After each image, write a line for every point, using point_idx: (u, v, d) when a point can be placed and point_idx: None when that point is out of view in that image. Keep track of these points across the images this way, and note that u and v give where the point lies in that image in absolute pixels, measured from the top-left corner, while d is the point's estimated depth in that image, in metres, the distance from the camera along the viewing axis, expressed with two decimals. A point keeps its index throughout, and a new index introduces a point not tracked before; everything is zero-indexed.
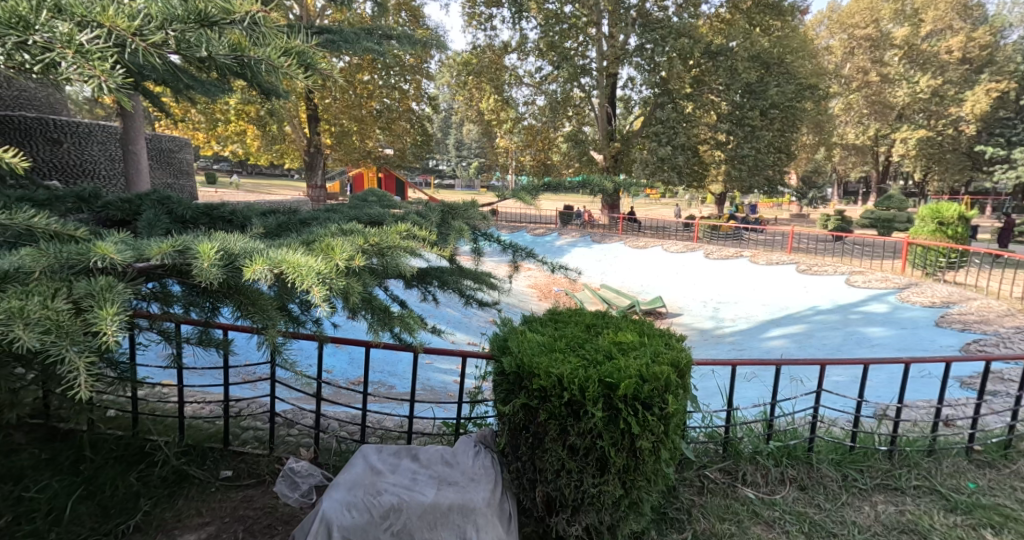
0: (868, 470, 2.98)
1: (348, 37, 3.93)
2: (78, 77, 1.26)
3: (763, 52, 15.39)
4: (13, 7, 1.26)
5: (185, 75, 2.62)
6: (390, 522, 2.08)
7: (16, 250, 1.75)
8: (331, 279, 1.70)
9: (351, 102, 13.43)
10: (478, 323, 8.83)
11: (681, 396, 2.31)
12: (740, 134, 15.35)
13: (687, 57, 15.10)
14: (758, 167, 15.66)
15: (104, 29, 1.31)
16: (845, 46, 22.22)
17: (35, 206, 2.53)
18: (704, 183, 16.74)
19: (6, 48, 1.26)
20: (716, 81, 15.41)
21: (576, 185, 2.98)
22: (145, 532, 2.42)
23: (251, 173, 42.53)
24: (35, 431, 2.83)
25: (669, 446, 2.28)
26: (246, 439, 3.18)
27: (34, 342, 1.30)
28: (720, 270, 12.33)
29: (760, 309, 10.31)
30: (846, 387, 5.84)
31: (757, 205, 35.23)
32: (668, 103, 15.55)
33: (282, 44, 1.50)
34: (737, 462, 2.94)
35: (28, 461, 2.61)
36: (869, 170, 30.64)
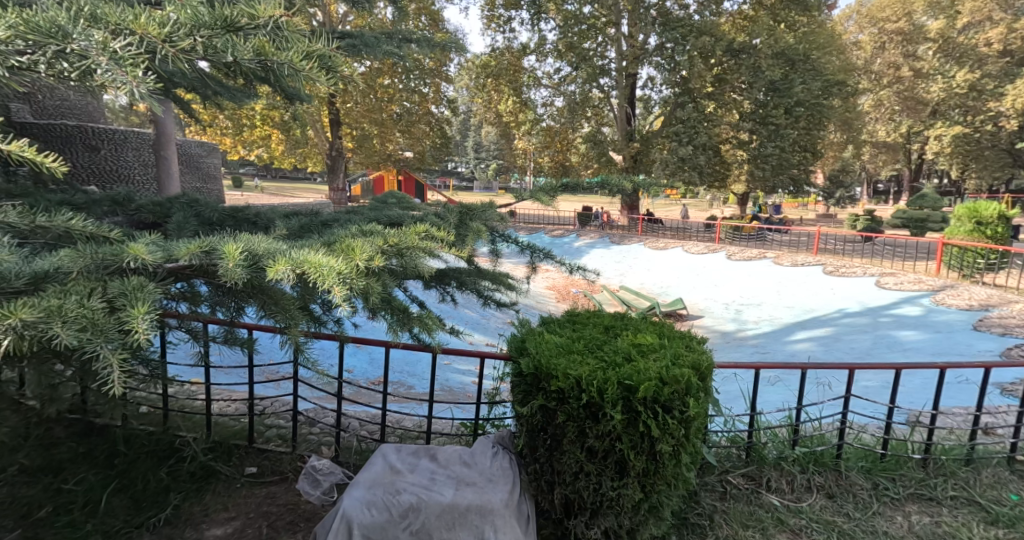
0: (901, 478, 2.93)
1: (368, 41, 3.97)
2: (113, 83, 1.32)
3: (788, 49, 15.02)
4: (54, 18, 1.32)
5: (215, 81, 2.68)
6: (409, 521, 2.12)
7: (55, 250, 1.83)
8: (351, 279, 1.74)
9: (371, 105, 13.68)
10: (496, 324, 8.90)
11: (702, 399, 2.30)
12: (764, 132, 15.24)
13: (708, 55, 15.02)
14: (783, 166, 15.52)
15: (137, 36, 1.36)
16: (876, 40, 22.70)
17: (73, 209, 2.63)
18: (726, 182, 16.59)
19: (48, 57, 1.32)
20: (739, 79, 15.24)
21: (595, 185, 2.96)
22: (175, 525, 2.49)
23: (273, 177, 43.56)
24: (73, 426, 2.92)
25: (690, 449, 2.27)
26: (270, 437, 3.26)
27: (71, 338, 1.35)
28: (744, 270, 12.24)
29: (784, 311, 10.19)
30: (876, 392, 5.78)
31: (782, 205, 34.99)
32: (689, 102, 15.46)
33: (304, 47, 1.54)
34: (761, 467, 2.93)
35: (67, 454, 2.71)
36: (900, 169, 29.92)
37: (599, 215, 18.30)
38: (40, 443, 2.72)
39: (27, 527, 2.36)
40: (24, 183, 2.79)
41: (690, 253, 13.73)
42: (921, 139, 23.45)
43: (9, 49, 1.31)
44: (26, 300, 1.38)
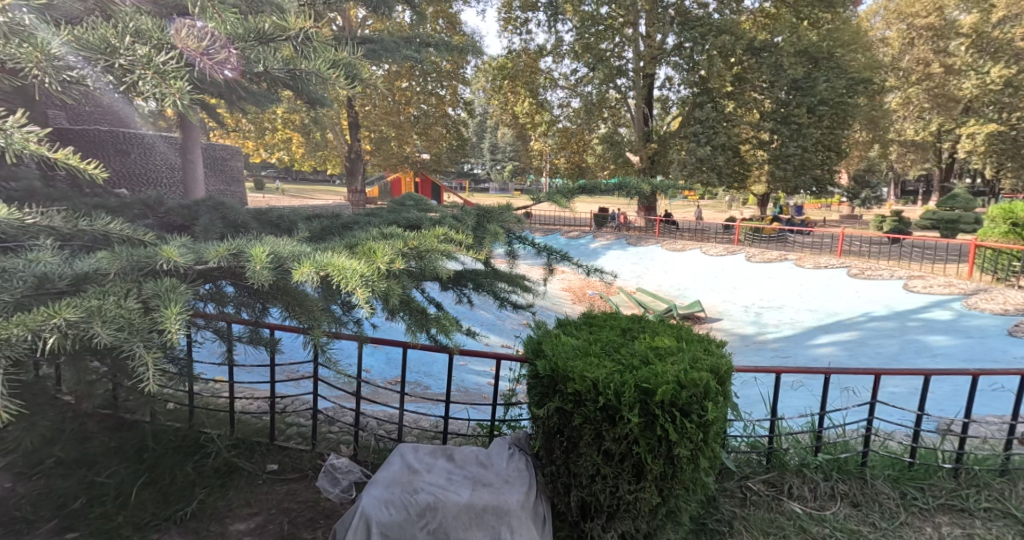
0: (931, 488, 2.91)
1: (387, 45, 4.03)
2: (155, 95, 1.38)
3: (812, 46, 14.83)
4: (103, 34, 1.37)
5: (242, 89, 2.76)
6: (426, 521, 2.16)
7: (92, 252, 1.91)
8: (373, 281, 1.78)
9: (389, 108, 13.85)
10: (511, 326, 8.95)
11: (722, 403, 2.30)
12: (786, 132, 15.04)
13: (728, 54, 14.87)
14: (805, 166, 15.34)
15: (178, 51, 1.41)
16: (903, 36, 22.41)
17: (107, 212, 2.72)
18: (746, 183, 16.46)
19: (95, 71, 1.39)
20: (760, 78, 15.11)
21: (612, 187, 2.97)
22: (200, 519, 2.55)
23: (293, 179, 44.29)
24: (105, 421, 3.05)
25: (709, 454, 2.28)
26: (291, 434, 3.33)
27: (109, 337, 1.40)
28: (765, 273, 12.14)
29: (806, 314, 10.08)
30: (904, 399, 5.73)
31: (804, 206, 34.62)
32: (708, 102, 15.37)
33: (331, 56, 1.60)
34: (783, 473, 2.92)
35: (99, 448, 2.83)
36: (930, 168, 29.28)
37: (615, 216, 18.29)
38: (75, 438, 2.85)
39: (63, 518, 2.46)
40: (61, 186, 2.90)
41: (708, 255, 13.67)
42: (951, 138, 22.87)
43: (61, 64, 1.35)
44: (69, 301, 1.45)
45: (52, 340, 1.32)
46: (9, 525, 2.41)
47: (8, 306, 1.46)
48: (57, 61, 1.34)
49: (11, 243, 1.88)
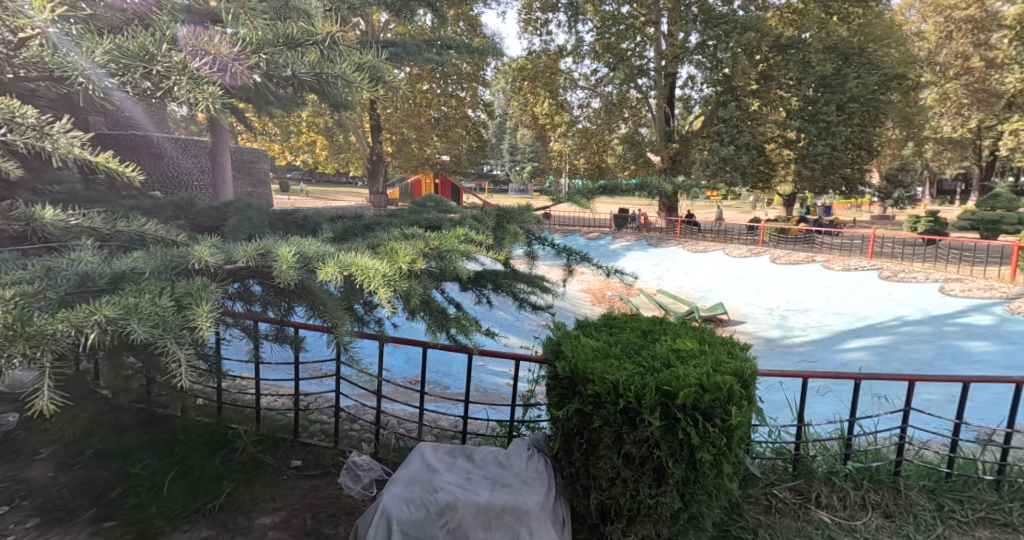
0: (970, 501, 2.85)
1: (409, 49, 4.10)
2: (190, 99, 1.44)
3: (841, 41, 14.61)
4: (142, 42, 1.43)
5: (269, 94, 2.84)
6: (446, 519, 2.19)
7: (129, 252, 1.99)
8: (395, 281, 1.82)
9: (410, 111, 14.00)
10: (530, 327, 8.99)
11: (746, 408, 2.29)
12: (813, 131, 14.85)
13: (753, 51, 14.68)
14: (834, 166, 15.12)
15: (211, 56, 1.46)
16: (942, 30, 21.74)
17: (143, 213, 2.83)
18: (771, 183, 16.25)
19: (134, 77, 1.45)
20: (786, 75, 15.04)
21: (633, 187, 2.98)
22: (228, 512, 2.61)
23: (317, 182, 45.04)
24: (139, 414, 3.22)
25: (732, 459, 2.27)
26: (314, 431, 3.40)
27: (145, 333, 1.45)
28: (792, 274, 12.00)
29: (834, 317, 9.93)
30: (941, 407, 5.66)
31: (834, 207, 34.00)
32: (733, 100, 15.16)
33: (356, 59, 1.64)
34: (810, 481, 2.90)
35: (134, 441, 2.97)
36: (969, 167, 28.42)
37: (636, 217, 18.21)
38: (111, 431, 3.04)
39: (100, 507, 2.57)
40: (100, 187, 3.03)
41: (730, 257, 13.58)
42: (991, 134, 22.10)
43: (99, 72, 1.42)
44: (108, 299, 1.51)
45: (93, 335, 1.38)
46: (51, 512, 2.53)
47: (51, 303, 1.52)
48: (95, 70, 1.41)
49: (55, 244, 1.97)
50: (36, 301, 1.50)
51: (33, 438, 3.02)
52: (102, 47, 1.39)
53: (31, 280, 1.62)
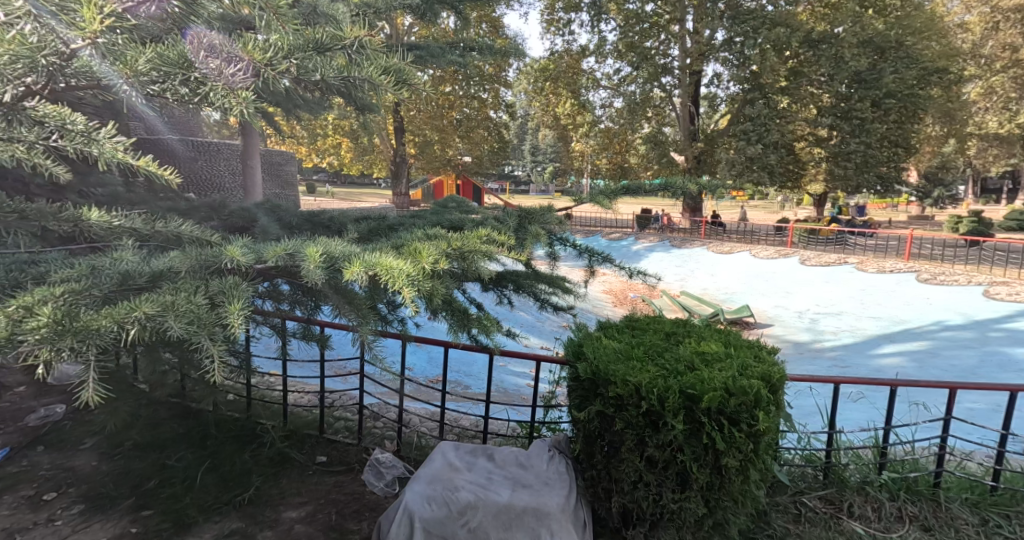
0: (1017, 516, 2.76)
1: (433, 51, 4.16)
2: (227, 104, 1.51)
3: (877, 35, 14.32)
4: (183, 51, 1.50)
5: (297, 99, 2.93)
6: (467, 518, 2.22)
7: (166, 252, 2.08)
8: (419, 281, 1.86)
9: (432, 112, 14.13)
10: (551, 328, 9.01)
11: (773, 413, 2.27)
12: (846, 128, 14.65)
13: (783, 47, 14.44)
14: (869, 164, 14.82)
15: (246, 62, 1.52)
16: (986, 20, 19.86)
17: (178, 214, 2.94)
18: (801, 183, 15.97)
19: (174, 84, 1.52)
20: (818, 71, 14.56)
21: (657, 188, 2.98)
22: (256, 505, 2.69)
23: (343, 183, 45.73)
24: (174, 408, 3.36)
25: (759, 466, 2.25)
26: (339, 428, 3.47)
27: (182, 329, 1.51)
28: (823, 276, 11.84)
29: (868, 321, 9.75)
30: (985, 417, 5.56)
31: (868, 207, 33.19)
32: (760, 98, 14.90)
33: (383, 63, 1.69)
34: (842, 490, 2.86)
35: (169, 434, 3.12)
36: (1015, 165, 27.39)
37: (659, 218, 18.08)
38: (147, 424, 3.19)
39: (138, 497, 2.69)
40: (139, 189, 3.16)
41: (757, 258, 13.47)
42: None
43: (143, 80, 1.48)
44: (147, 296, 1.58)
45: (134, 331, 1.44)
46: (94, 501, 2.67)
47: (96, 300, 1.59)
48: (140, 78, 1.47)
49: (98, 244, 2.07)
50: (83, 298, 1.57)
51: (80, 429, 3.30)
52: (146, 56, 1.45)
53: (77, 278, 1.69)
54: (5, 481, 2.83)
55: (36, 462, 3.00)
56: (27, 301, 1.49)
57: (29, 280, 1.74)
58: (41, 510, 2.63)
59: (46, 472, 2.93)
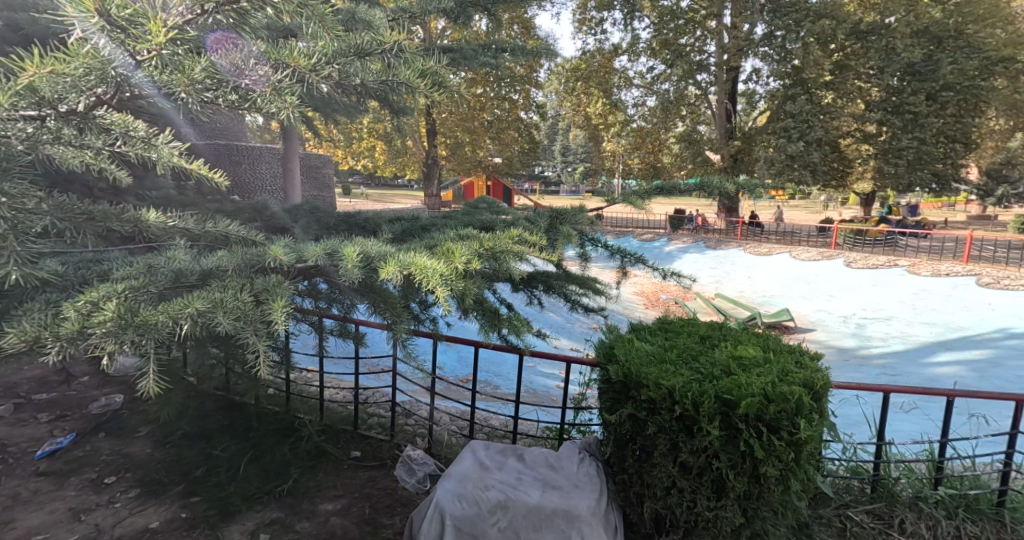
0: None
1: (467, 53, 4.23)
2: (275, 108, 1.61)
3: (933, 24, 13.77)
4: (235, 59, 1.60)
5: (335, 103, 3.03)
6: (497, 518, 2.27)
7: (215, 252, 2.20)
8: (452, 281, 1.91)
9: (464, 115, 14.29)
10: (581, 329, 9.02)
11: (815, 421, 2.24)
12: (898, 123, 14.07)
13: (828, 39, 13.99)
14: (923, 161, 14.07)
15: (291, 68, 1.61)
16: None
17: (225, 215, 3.09)
18: (846, 181, 15.46)
19: (227, 93, 1.63)
20: (866, 64, 14.27)
21: (692, 188, 2.97)
22: (294, 496, 2.79)
23: (377, 185, 46.53)
24: (219, 401, 3.52)
25: (800, 476, 2.22)
26: (372, 424, 3.56)
27: (230, 325, 1.60)
28: (871, 278, 11.56)
29: (922, 328, 9.46)
30: None
31: (922, 208, 31.85)
32: (803, 93, 14.53)
33: (420, 66, 1.74)
34: (893, 506, 2.74)
35: (216, 425, 3.28)
36: None
37: (693, 218, 17.82)
38: (195, 415, 3.35)
39: (188, 484, 2.84)
40: (189, 190, 3.32)
41: (798, 260, 13.22)
42: None
43: (199, 88, 1.56)
44: (199, 293, 1.67)
45: (188, 327, 1.53)
46: (149, 485, 2.83)
47: (153, 296, 1.69)
48: (198, 86, 1.53)
49: (152, 243, 2.18)
50: (141, 294, 1.68)
51: (136, 417, 3.49)
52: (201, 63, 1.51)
53: (136, 276, 1.80)
54: (72, 464, 3.03)
55: (98, 447, 3.20)
56: (93, 297, 1.61)
57: (94, 278, 1.91)
58: (103, 492, 2.81)
59: (108, 456, 3.11)
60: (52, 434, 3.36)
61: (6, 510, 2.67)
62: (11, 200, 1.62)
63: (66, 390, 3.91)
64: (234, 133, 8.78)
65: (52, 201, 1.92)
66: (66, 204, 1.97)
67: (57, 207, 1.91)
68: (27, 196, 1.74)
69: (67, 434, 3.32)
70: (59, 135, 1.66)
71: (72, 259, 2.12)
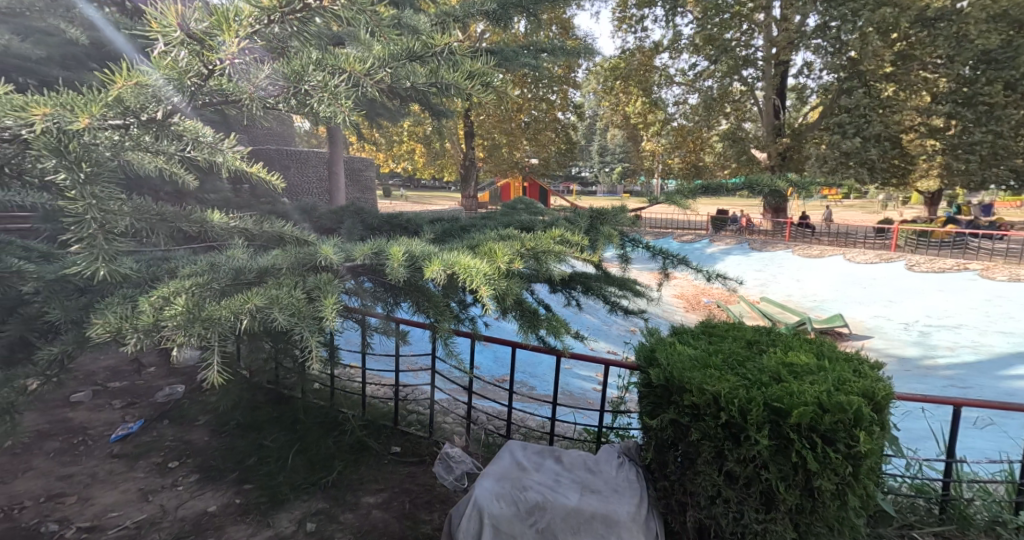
0: None
1: (507, 54, 4.21)
2: (331, 112, 1.62)
3: (1014, 7, 12.67)
4: (294, 65, 1.61)
5: (380, 106, 3.05)
6: (536, 519, 2.23)
7: (270, 250, 2.24)
8: (495, 280, 1.88)
9: (501, 117, 14.30)
10: (618, 331, 8.90)
11: (876, 433, 2.11)
12: (969, 116, 13.01)
13: (890, 29, 13.24)
14: (998, 156, 13.00)
15: (347, 73, 1.65)
16: None
17: (277, 216, 3.17)
18: (909, 180, 14.60)
19: (287, 104, 1.67)
20: (933, 53, 13.24)
21: (739, 187, 2.87)
22: (338, 488, 2.82)
23: (416, 186, 47.23)
24: (269, 394, 3.60)
25: (859, 491, 2.09)
26: (412, 421, 3.56)
27: (285, 320, 1.62)
28: (937, 283, 11.06)
29: (994, 337, 8.99)
30: None
31: (993, 206, 29.91)
32: (860, 86, 13.89)
33: (469, 67, 1.72)
34: (964, 529, 2.57)
35: (267, 417, 3.35)
36: None
37: (736, 219, 17.33)
38: (247, 407, 3.43)
39: (241, 472, 2.92)
40: (242, 192, 3.41)
41: (852, 262, 12.72)
42: None
43: (265, 93, 1.65)
44: (257, 289, 1.69)
45: (248, 321, 1.56)
46: (206, 472, 2.92)
47: (216, 293, 1.71)
48: (263, 93, 1.65)
49: (211, 242, 2.22)
50: (205, 290, 1.70)
51: (195, 406, 3.61)
52: (267, 73, 1.63)
53: (199, 272, 1.83)
54: (141, 448, 3.17)
55: (163, 433, 3.31)
56: (164, 292, 1.64)
57: (165, 275, 1.97)
58: (167, 475, 2.93)
59: (171, 442, 3.22)
60: (125, 419, 3.51)
61: (85, 489, 2.83)
62: (99, 202, 1.65)
63: (135, 379, 4.08)
64: (283, 138, 8.98)
65: (131, 203, 1.90)
66: (142, 205, 1.95)
67: (135, 209, 1.88)
68: (113, 199, 1.75)
69: (136, 420, 3.46)
70: (135, 140, 1.66)
71: (143, 257, 2.16)
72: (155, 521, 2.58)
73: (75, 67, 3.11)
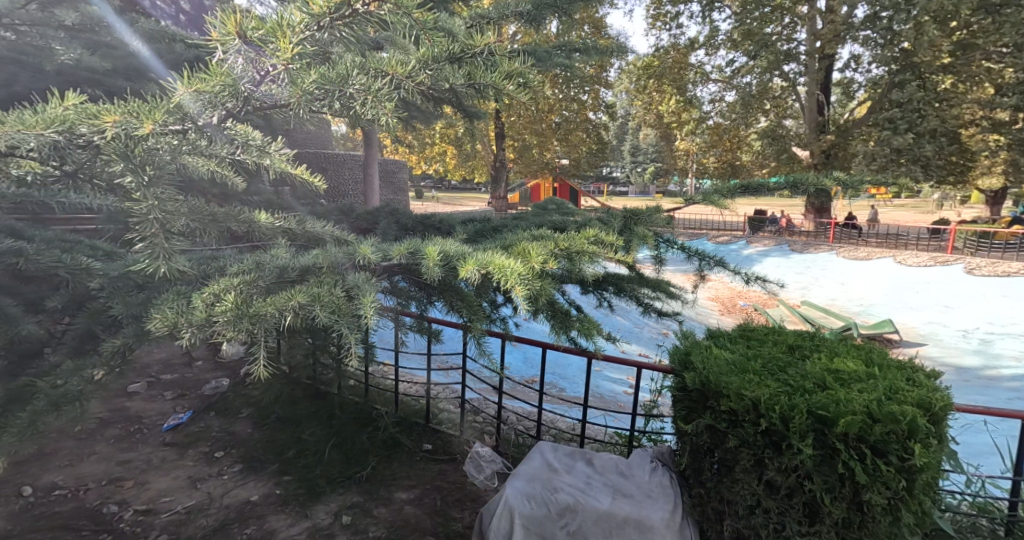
0: None
1: (540, 55, 4.13)
2: (373, 114, 1.62)
3: None
4: (339, 70, 1.62)
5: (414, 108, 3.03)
6: (568, 522, 2.18)
7: (309, 249, 2.23)
8: (531, 280, 1.83)
9: (532, 118, 14.21)
10: (650, 334, 8.75)
11: (932, 446, 1.98)
12: None
13: (946, 18, 12.59)
14: None
15: (390, 76, 1.64)
16: None
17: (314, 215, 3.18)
18: (966, 176, 13.90)
19: (334, 107, 1.67)
20: (997, 42, 12.40)
21: (781, 186, 2.75)
22: (373, 483, 2.81)
23: (447, 187, 47.53)
24: (307, 389, 3.62)
25: (913, 507, 1.96)
26: (443, 419, 3.53)
27: (326, 317, 1.60)
28: (999, 289, 10.61)
29: None
30: None
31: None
32: (914, 80, 13.31)
33: (509, 69, 1.67)
34: None
35: (305, 412, 3.37)
36: None
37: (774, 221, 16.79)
38: (284, 402, 3.46)
39: (282, 463, 2.93)
40: (279, 190, 3.44)
41: (902, 264, 12.24)
42: None
43: (311, 97, 1.63)
44: (300, 286, 1.68)
45: (291, 317, 1.55)
46: (248, 463, 2.95)
47: (261, 290, 1.71)
48: (310, 97, 1.62)
49: (257, 242, 2.23)
50: (252, 287, 1.71)
51: (238, 399, 3.66)
52: (311, 77, 1.59)
53: (246, 270, 1.82)
54: (190, 437, 3.21)
55: (210, 424, 3.35)
56: (213, 288, 1.66)
57: (216, 272, 1.98)
58: (213, 464, 2.96)
59: (217, 433, 3.26)
60: (176, 409, 3.57)
61: (141, 473, 2.89)
62: (161, 204, 1.64)
63: (186, 371, 4.16)
64: (322, 142, 9.14)
65: (185, 203, 1.92)
66: (196, 205, 1.97)
67: (191, 212, 1.89)
68: (172, 201, 1.74)
69: (186, 411, 3.51)
70: (192, 145, 1.68)
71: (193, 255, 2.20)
72: (202, 508, 2.61)
73: (138, 78, 3.08)
